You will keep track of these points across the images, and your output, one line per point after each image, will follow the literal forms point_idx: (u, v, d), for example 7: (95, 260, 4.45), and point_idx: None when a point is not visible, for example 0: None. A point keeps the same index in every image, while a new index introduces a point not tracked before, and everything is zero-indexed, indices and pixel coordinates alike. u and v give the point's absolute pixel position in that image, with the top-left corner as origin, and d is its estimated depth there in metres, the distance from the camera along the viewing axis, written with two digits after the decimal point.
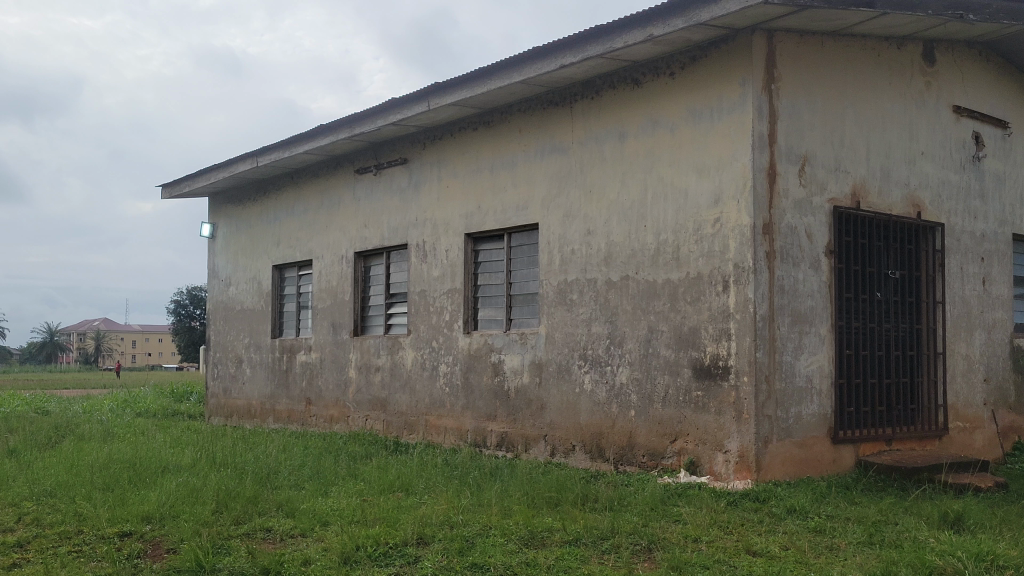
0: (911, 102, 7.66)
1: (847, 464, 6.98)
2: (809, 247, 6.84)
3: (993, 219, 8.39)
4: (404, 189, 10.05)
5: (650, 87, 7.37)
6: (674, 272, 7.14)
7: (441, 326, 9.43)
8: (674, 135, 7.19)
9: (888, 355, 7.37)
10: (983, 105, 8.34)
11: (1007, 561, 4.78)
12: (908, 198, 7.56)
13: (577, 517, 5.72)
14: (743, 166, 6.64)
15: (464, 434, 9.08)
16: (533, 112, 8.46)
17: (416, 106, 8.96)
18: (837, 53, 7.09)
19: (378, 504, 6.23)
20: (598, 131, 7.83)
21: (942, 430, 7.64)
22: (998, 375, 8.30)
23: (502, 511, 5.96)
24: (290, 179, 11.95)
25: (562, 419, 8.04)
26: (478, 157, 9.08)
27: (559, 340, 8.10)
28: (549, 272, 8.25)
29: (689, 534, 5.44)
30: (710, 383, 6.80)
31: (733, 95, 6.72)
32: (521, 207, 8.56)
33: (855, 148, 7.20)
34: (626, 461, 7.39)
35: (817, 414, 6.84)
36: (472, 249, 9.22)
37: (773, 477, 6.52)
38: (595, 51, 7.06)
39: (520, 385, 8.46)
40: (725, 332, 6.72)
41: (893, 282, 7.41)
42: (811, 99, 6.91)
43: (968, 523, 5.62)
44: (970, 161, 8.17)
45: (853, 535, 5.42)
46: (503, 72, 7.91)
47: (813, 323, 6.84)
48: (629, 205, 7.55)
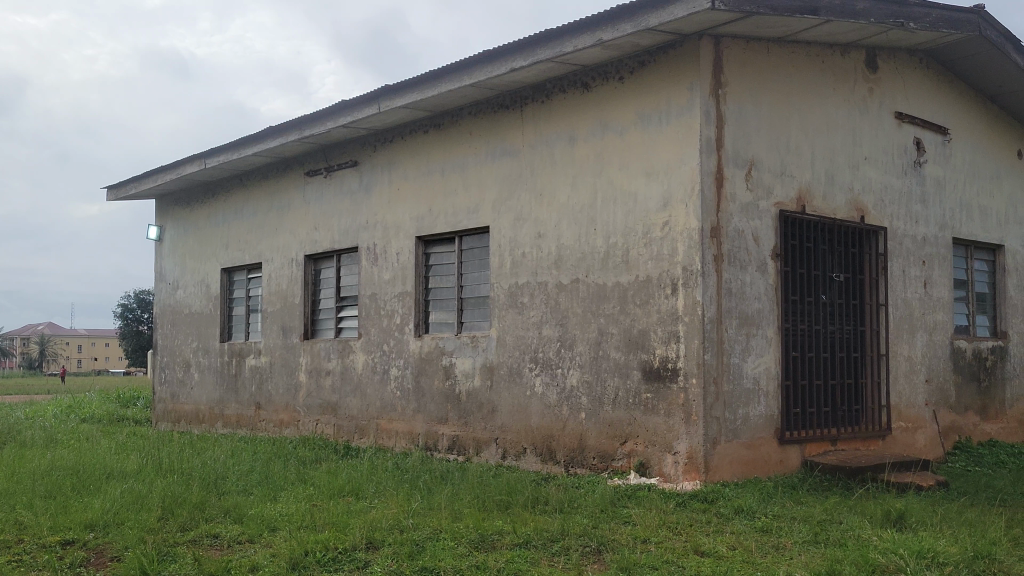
0: (855, 108, 7.80)
1: (793, 464, 7.08)
2: (755, 251, 6.93)
3: (934, 223, 8.57)
4: (355, 192, 10.00)
5: (600, 91, 7.43)
6: (624, 275, 7.20)
7: (391, 330, 9.39)
8: (624, 139, 7.24)
9: (833, 356, 7.50)
10: (924, 111, 8.52)
11: (946, 559, 4.89)
12: (852, 202, 7.70)
13: (527, 520, 5.73)
14: (691, 169, 6.71)
15: (415, 437, 9.04)
16: (483, 115, 8.47)
17: (366, 108, 8.92)
18: (782, 59, 7.20)
19: (327, 509, 6.18)
20: (548, 134, 7.86)
21: (886, 430, 7.79)
22: (939, 376, 8.48)
23: (452, 515, 5.96)
24: (239, 181, 11.83)
25: (513, 422, 8.05)
26: (429, 159, 9.07)
27: (510, 343, 8.11)
28: (499, 275, 8.26)
29: (638, 535, 5.48)
30: (659, 385, 6.86)
31: (681, 99, 6.79)
32: (471, 210, 8.56)
33: (801, 152, 7.32)
34: (576, 463, 7.42)
35: (764, 415, 6.93)
36: (424, 252, 9.21)
37: (721, 478, 6.59)
38: (545, 54, 7.09)
39: (471, 388, 8.46)
40: (674, 334, 6.79)
41: (837, 285, 7.54)
42: (757, 104, 7.01)
43: (910, 522, 5.73)
44: (911, 166, 8.34)
45: (799, 535, 5.50)
46: (453, 74, 7.91)
47: (759, 325, 6.93)
48: (580, 208, 7.59)
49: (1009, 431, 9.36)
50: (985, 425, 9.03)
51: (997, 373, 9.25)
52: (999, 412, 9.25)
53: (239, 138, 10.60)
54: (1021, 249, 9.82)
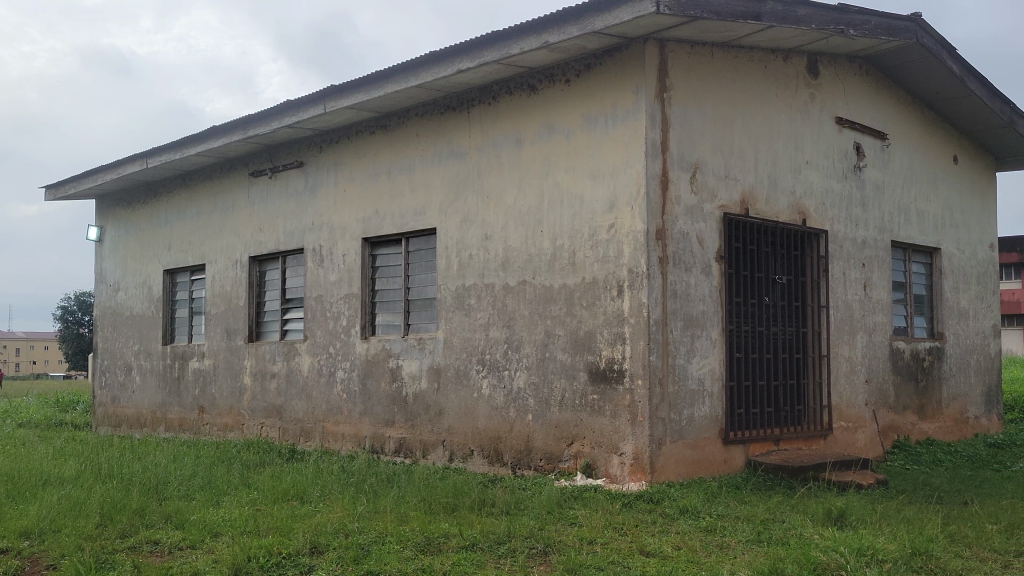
0: (797, 112, 7.92)
1: (737, 464, 7.17)
2: (700, 253, 7.00)
3: (873, 227, 8.74)
4: (300, 193, 9.90)
5: (547, 94, 7.45)
6: (570, 277, 7.22)
7: (338, 332, 9.32)
8: (570, 141, 7.27)
9: (776, 357, 7.60)
10: (864, 116, 8.69)
11: (886, 555, 4.98)
12: (794, 205, 7.81)
13: (473, 522, 5.72)
14: (637, 172, 6.76)
15: (362, 440, 8.97)
16: (430, 116, 8.45)
17: (312, 109, 8.83)
18: (726, 64, 7.29)
19: (271, 514, 6.11)
20: (495, 136, 7.86)
21: (827, 430, 7.92)
22: (879, 376, 8.65)
23: (398, 517, 5.93)
24: (182, 182, 11.64)
25: (460, 424, 8.03)
26: (375, 160, 9.01)
27: (457, 345, 8.09)
28: (446, 277, 8.24)
29: (584, 536, 5.49)
30: (605, 386, 6.89)
31: (627, 102, 6.84)
32: (418, 212, 8.53)
33: (744, 156, 7.41)
34: (523, 465, 7.43)
35: (708, 415, 7.00)
36: (370, 254, 9.15)
37: (666, 478, 6.64)
38: (492, 56, 7.09)
39: (418, 390, 8.42)
40: (619, 336, 6.83)
41: (780, 287, 7.66)
42: (702, 108, 7.08)
43: (850, 519, 5.83)
44: (852, 170, 8.50)
45: (743, 534, 5.56)
46: (400, 75, 7.87)
47: (704, 327, 6.99)
48: (526, 210, 7.59)
49: (946, 429, 9.57)
50: (923, 424, 9.22)
51: (934, 373, 9.46)
52: (936, 411, 9.46)
53: (182, 137, 10.44)
54: (957, 252, 10.05)
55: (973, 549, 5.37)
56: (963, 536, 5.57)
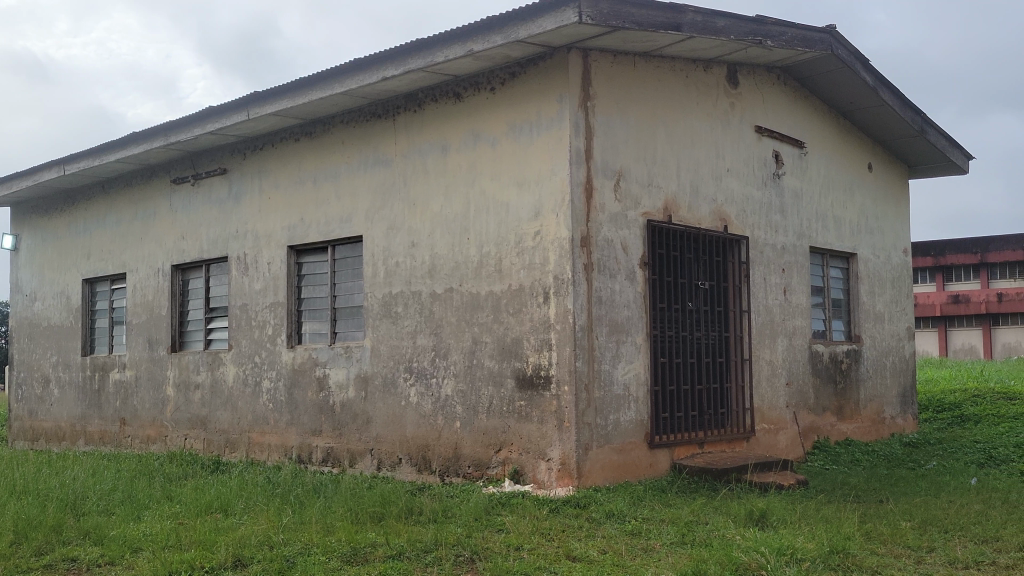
0: (718, 121, 8.07)
1: (663, 467, 7.26)
2: (624, 259, 7.08)
3: (792, 233, 8.95)
4: (224, 200, 9.76)
5: (472, 102, 7.47)
6: (497, 284, 7.24)
7: (263, 341, 9.20)
8: (496, 149, 7.30)
9: (699, 362, 7.72)
10: (782, 125, 8.90)
11: (804, 555, 5.10)
12: (716, 212, 7.96)
13: (400, 531, 5.70)
14: (561, 180, 6.81)
15: (289, 450, 8.86)
16: (355, 124, 8.41)
17: (235, 115, 8.72)
18: (648, 73, 7.40)
19: (193, 527, 6.00)
20: (421, 143, 7.85)
21: (750, 432, 8.08)
22: (799, 378, 8.86)
23: (324, 528, 5.87)
24: (101, 189, 11.38)
25: (388, 432, 7.98)
26: (300, 168, 8.93)
27: (385, 353, 8.06)
28: (373, 284, 8.20)
29: (511, 542, 5.52)
30: (532, 393, 6.93)
31: (551, 111, 6.90)
32: (344, 219, 8.48)
33: (667, 164, 7.53)
34: (451, 472, 7.42)
35: (634, 420, 7.08)
36: (296, 262, 9.06)
37: (593, 483, 6.70)
38: (416, 64, 7.08)
39: (346, 399, 8.36)
40: (546, 342, 6.87)
41: (703, 292, 7.79)
42: (624, 117, 7.18)
43: (771, 520, 5.96)
44: (771, 178, 8.69)
45: (667, 536, 5.64)
46: (324, 82, 7.82)
47: (629, 332, 7.08)
48: (452, 218, 7.60)
49: (863, 429, 9.83)
50: (842, 425, 9.46)
51: (852, 375, 9.71)
52: (854, 412, 9.71)
53: (101, 143, 10.21)
54: (873, 257, 10.34)
55: (888, 545, 5.54)
56: (878, 533, 5.74)
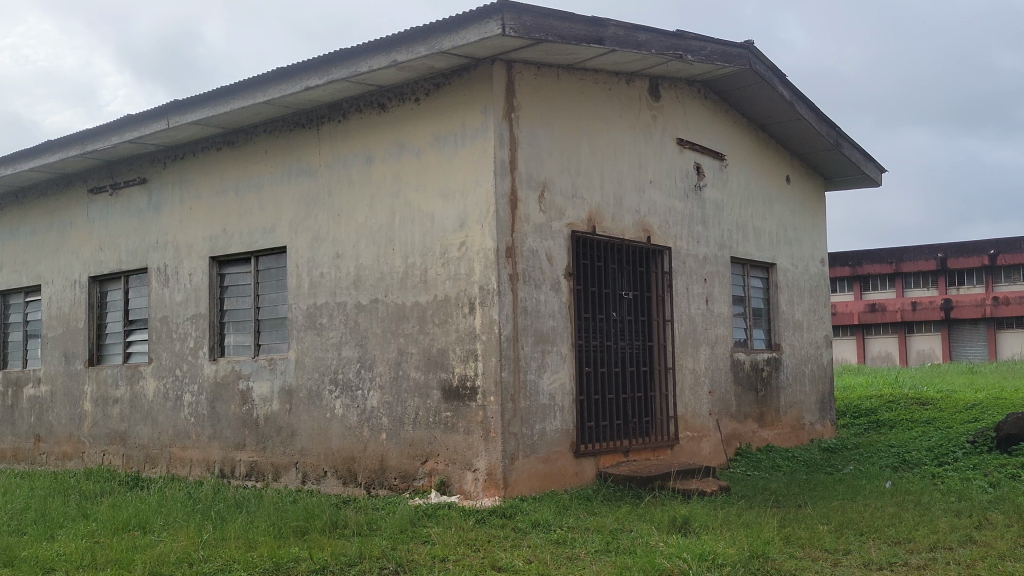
0: (640, 133, 8.19)
1: (588, 476, 7.32)
2: (549, 270, 7.13)
3: (713, 243, 9.11)
4: (143, 210, 9.56)
5: (396, 113, 7.46)
6: (422, 295, 7.23)
7: (184, 354, 9.02)
8: (420, 160, 7.30)
9: (624, 371, 7.81)
10: (703, 137, 9.07)
11: (725, 560, 5.18)
12: (639, 222, 8.07)
13: (324, 545, 5.63)
14: (486, 191, 6.84)
15: (211, 465, 8.69)
16: (278, 133, 8.32)
17: (154, 124, 8.55)
18: (572, 86, 7.47)
19: (110, 546, 5.85)
20: (345, 154, 7.80)
21: (673, 440, 8.19)
22: (721, 387, 9.01)
23: (245, 544, 5.77)
24: (15, 199, 11.06)
25: (313, 445, 7.88)
26: (222, 178, 8.80)
27: (309, 365, 7.97)
28: (297, 296, 8.12)
29: (437, 554, 5.49)
30: (458, 403, 6.91)
31: (475, 122, 6.92)
32: (268, 230, 8.37)
33: (590, 175, 7.61)
34: (377, 484, 7.36)
35: (560, 429, 7.13)
36: (218, 273, 8.92)
37: (519, 493, 6.71)
38: (340, 74, 7.05)
39: (269, 412, 8.24)
40: (471, 353, 6.87)
41: (627, 302, 7.89)
42: (548, 129, 7.24)
43: (694, 526, 6.04)
44: (692, 190, 8.84)
45: (592, 544, 5.69)
46: (246, 91, 7.73)
47: (554, 342, 7.13)
48: (377, 228, 7.56)
49: (784, 436, 10.04)
50: (763, 432, 9.65)
51: (772, 383, 9.92)
52: (775, 419, 9.91)
53: (14, 152, 9.93)
54: (791, 267, 10.59)
55: (806, 549, 5.67)
56: (797, 537, 5.87)
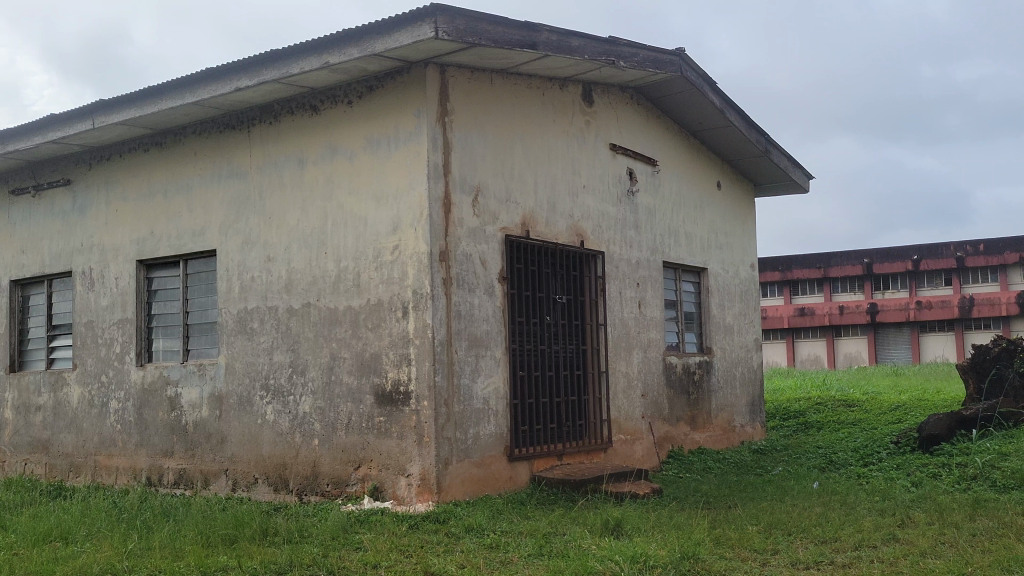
0: (574, 138, 8.24)
1: (522, 480, 7.32)
2: (483, 274, 7.13)
3: (646, 248, 9.20)
4: (67, 212, 9.33)
5: (329, 115, 7.39)
6: (355, 298, 7.16)
7: (110, 359, 8.81)
8: (353, 163, 7.24)
9: (557, 375, 7.84)
10: (636, 143, 9.16)
11: (657, 561, 5.21)
12: (572, 227, 8.12)
13: (253, 553, 5.54)
14: (419, 194, 6.81)
15: (138, 473, 8.50)
16: (208, 135, 8.19)
17: (79, 123, 8.34)
18: (506, 90, 7.49)
19: (30, 558, 5.67)
20: (276, 156, 7.71)
21: (607, 443, 8.25)
22: (653, 390, 9.09)
23: (172, 553, 5.65)
24: None
25: (243, 452, 7.75)
26: (150, 179, 8.63)
27: (240, 371, 7.85)
28: (227, 300, 7.99)
29: (369, 560, 5.44)
30: (391, 408, 6.86)
31: (408, 125, 6.89)
32: (197, 233, 8.23)
33: (524, 180, 7.63)
34: (309, 491, 7.27)
35: (493, 434, 7.12)
36: (145, 277, 8.74)
37: (453, 497, 6.69)
38: (271, 75, 6.96)
39: (199, 419, 8.09)
40: (405, 357, 6.83)
41: (560, 306, 7.93)
42: (482, 133, 7.24)
43: (626, 528, 6.08)
44: (625, 195, 8.92)
45: (525, 548, 5.69)
46: (175, 91, 7.58)
47: (488, 346, 7.12)
48: (309, 232, 7.48)
49: (715, 438, 10.17)
50: (694, 434, 9.77)
51: (704, 385, 10.05)
52: (706, 421, 10.04)
53: None
54: (722, 271, 10.75)
55: (735, 549, 5.74)
56: (726, 538, 5.94)
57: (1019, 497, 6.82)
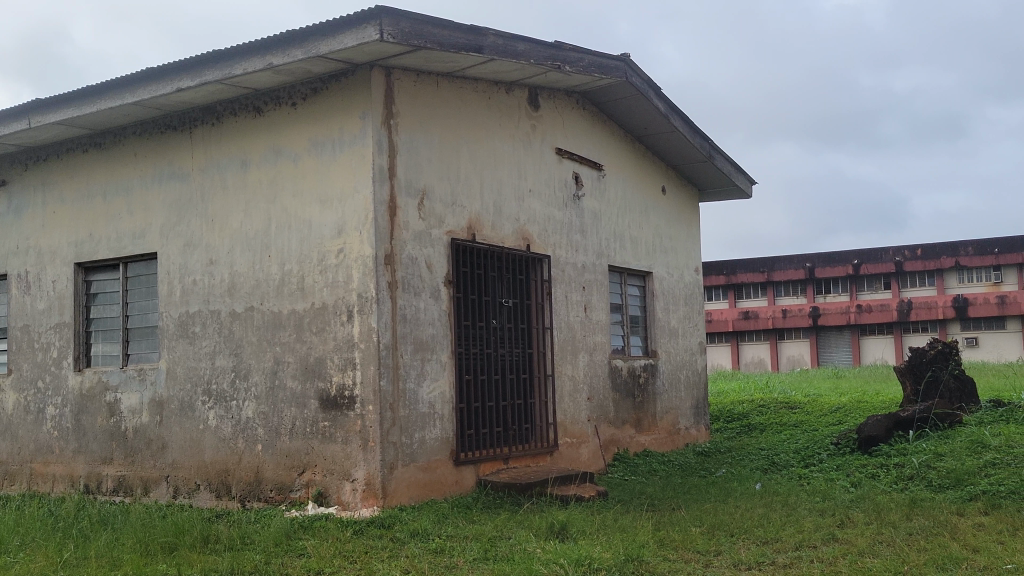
0: (520, 142, 8.25)
1: (468, 484, 7.31)
2: (428, 277, 7.11)
3: (592, 252, 9.25)
4: (3, 214, 9.12)
5: (272, 117, 7.31)
6: (299, 302, 7.09)
7: (47, 364, 8.62)
8: (297, 166, 7.17)
9: (504, 378, 7.84)
10: (582, 147, 9.20)
11: (601, 564, 5.22)
12: (518, 231, 8.13)
13: (193, 561, 5.45)
14: (364, 198, 6.76)
15: (75, 480, 8.32)
16: (149, 136, 8.05)
17: (14, 123, 8.15)
18: (451, 93, 7.48)
19: None
20: (219, 158, 7.61)
21: (553, 446, 8.27)
22: (599, 393, 9.14)
23: (109, 563, 5.53)
24: None
25: (185, 458, 7.63)
26: (88, 181, 8.47)
27: (181, 375, 7.72)
28: (168, 303, 7.86)
29: (312, 567, 5.38)
30: (336, 413, 6.80)
31: (353, 128, 6.84)
32: (137, 235, 8.09)
33: (470, 183, 7.62)
34: (252, 497, 7.17)
35: (439, 438, 7.10)
36: (84, 280, 8.58)
37: (398, 502, 6.65)
38: (213, 76, 6.86)
39: (139, 424, 7.94)
40: (349, 361, 6.77)
41: (507, 309, 7.94)
42: (427, 136, 7.21)
43: (571, 531, 6.10)
44: (571, 199, 8.96)
45: (470, 553, 5.67)
46: (114, 91, 7.44)
47: (433, 350, 7.10)
48: (252, 234, 7.40)
49: (660, 441, 10.26)
50: (640, 436, 9.84)
51: (649, 388, 10.12)
52: (651, 424, 10.12)
53: None
54: (667, 275, 10.85)
55: (679, 551, 5.79)
56: (670, 540, 5.99)
57: (954, 497, 6.97)
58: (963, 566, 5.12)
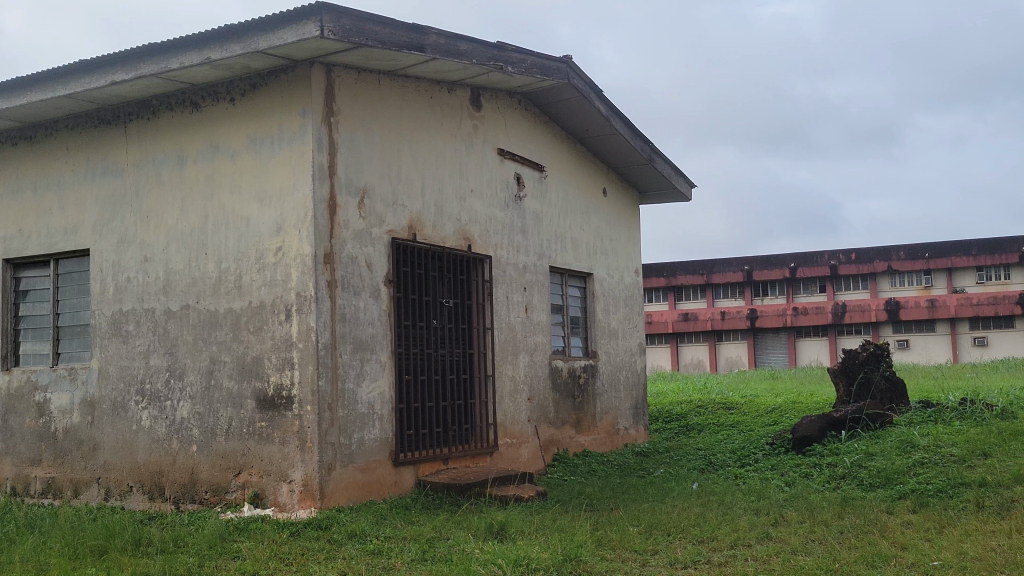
0: (461, 142, 8.24)
1: (407, 485, 7.28)
2: (368, 277, 7.06)
3: (533, 252, 9.28)
4: None
5: (210, 112, 7.20)
6: (236, 301, 6.99)
7: None
8: (235, 163, 7.07)
9: (444, 379, 7.82)
10: (524, 148, 9.22)
11: (539, 564, 5.23)
12: (460, 231, 8.12)
13: (124, 564, 5.33)
14: (303, 196, 6.69)
15: (2, 482, 8.10)
16: (82, 130, 7.87)
17: None
18: (393, 92, 7.44)
19: None
20: (154, 154, 7.46)
21: (492, 446, 8.28)
22: (539, 394, 9.16)
23: (36, 567, 5.38)
24: None
25: (117, 459, 7.47)
26: (19, 175, 8.25)
27: (114, 375, 7.56)
28: (101, 302, 7.69)
29: (247, 570, 5.30)
30: (273, 413, 6.71)
31: (293, 125, 6.77)
32: (69, 231, 7.90)
33: (411, 182, 7.58)
34: (186, 499, 7.05)
35: (378, 438, 7.05)
36: (13, 277, 8.36)
37: (336, 503, 6.58)
38: (149, 70, 6.74)
39: (69, 425, 7.76)
40: (287, 361, 6.69)
41: (447, 310, 7.92)
42: (368, 135, 7.16)
43: (509, 532, 6.10)
44: (512, 200, 8.97)
45: (408, 554, 5.64)
46: (46, 83, 7.26)
47: (373, 350, 7.05)
48: (188, 232, 7.27)
49: (599, 441, 10.32)
50: (579, 437, 9.89)
51: (589, 389, 10.18)
52: (591, 424, 10.18)
53: None
54: (607, 277, 10.92)
55: (617, 550, 5.82)
56: (607, 540, 6.02)
57: (884, 495, 7.12)
58: (892, 564, 5.23)
